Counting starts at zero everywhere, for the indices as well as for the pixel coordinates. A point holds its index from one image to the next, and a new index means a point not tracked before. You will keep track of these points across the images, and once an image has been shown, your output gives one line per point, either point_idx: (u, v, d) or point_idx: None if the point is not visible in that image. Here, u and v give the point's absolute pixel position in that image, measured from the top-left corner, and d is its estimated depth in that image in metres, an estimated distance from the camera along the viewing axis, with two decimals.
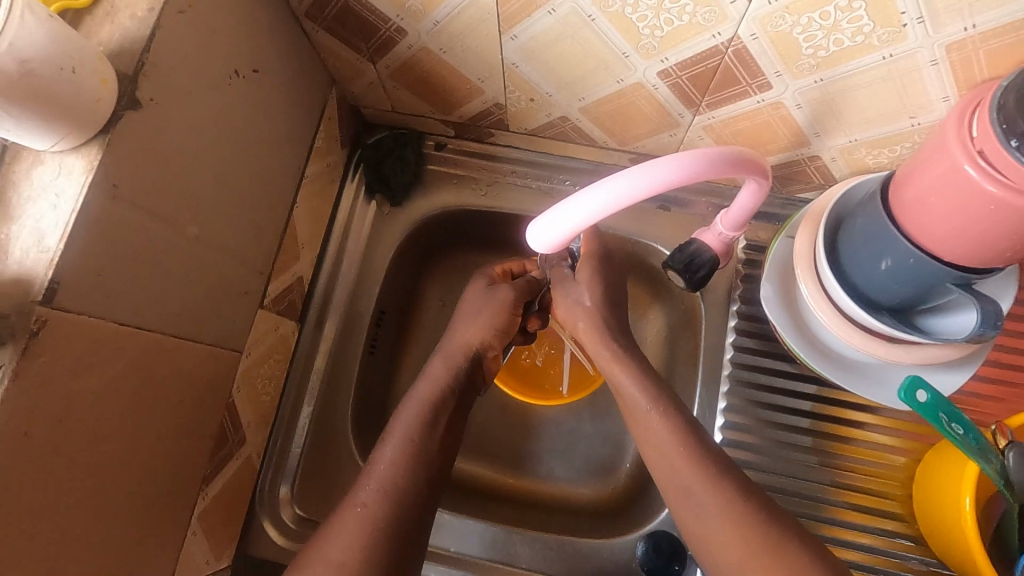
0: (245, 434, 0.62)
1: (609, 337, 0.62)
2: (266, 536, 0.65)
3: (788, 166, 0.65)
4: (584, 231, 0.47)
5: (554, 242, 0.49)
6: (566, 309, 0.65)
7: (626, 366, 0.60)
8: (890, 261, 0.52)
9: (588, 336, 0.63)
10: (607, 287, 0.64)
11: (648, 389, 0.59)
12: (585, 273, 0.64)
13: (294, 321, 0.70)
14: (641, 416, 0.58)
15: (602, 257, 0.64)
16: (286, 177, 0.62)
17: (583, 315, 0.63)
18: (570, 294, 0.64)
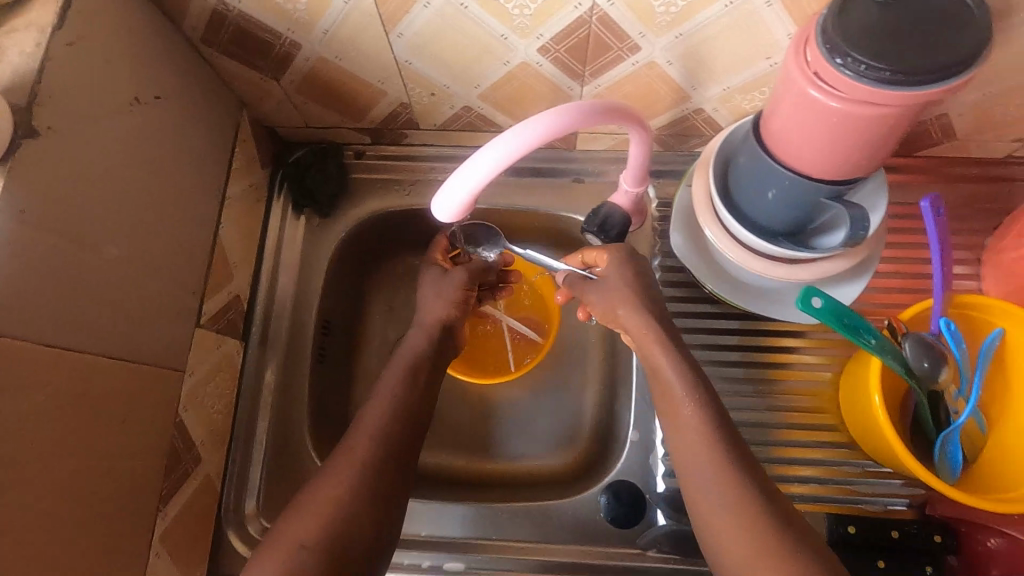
0: (199, 454, 0.63)
1: (650, 314, 0.59)
2: (235, 551, 0.66)
3: (679, 122, 0.70)
4: (484, 193, 0.50)
5: (458, 207, 0.50)
6: (600, 301, 0.62)
7: (664, 343, 0.57)
8: (775, 190, 0.58)
9: (632, 323, 0.59)
10: (641, 273, 0.62)
11: (676, 376, 0.56)
12: (610, 266, 0.62)
13: (237, 339, 0.71)
14: (677, 399, 0.56)
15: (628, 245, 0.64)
16: (206, 197, 0.64)
17: (619, 302, 0.60)
18: (597, 290, 0.63)
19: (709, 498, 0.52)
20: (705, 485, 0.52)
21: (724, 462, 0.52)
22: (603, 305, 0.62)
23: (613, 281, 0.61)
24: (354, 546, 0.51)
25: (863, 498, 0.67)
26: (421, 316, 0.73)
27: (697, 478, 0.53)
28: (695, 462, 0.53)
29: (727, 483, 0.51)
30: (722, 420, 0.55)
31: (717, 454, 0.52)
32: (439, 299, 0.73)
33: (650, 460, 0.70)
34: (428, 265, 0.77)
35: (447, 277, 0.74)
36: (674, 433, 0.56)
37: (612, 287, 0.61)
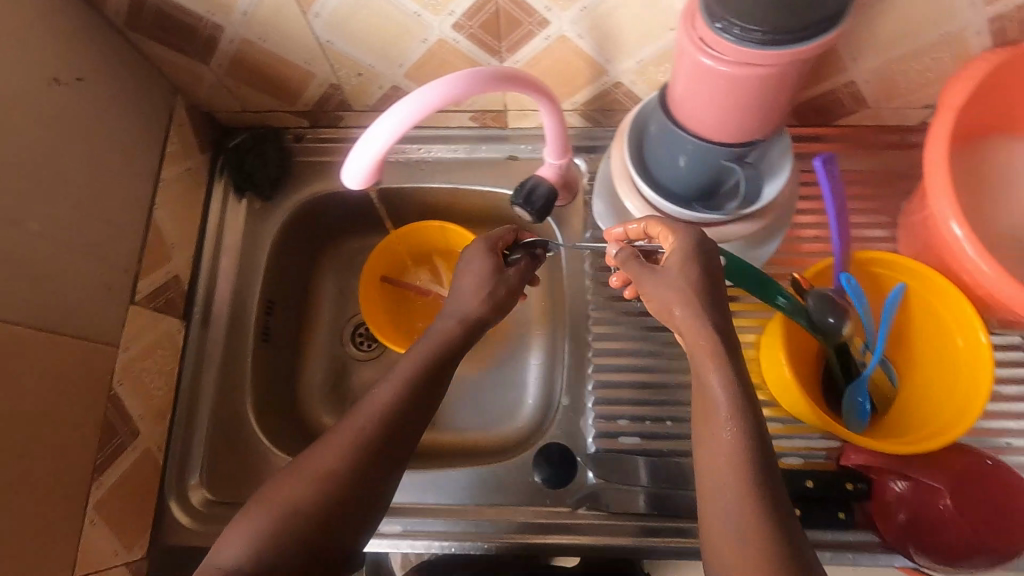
0: (137, 428, 0.65)
1: (711, 324, 0.49)
2: (177, 522, 0.68)
3: (601, 97, 0.73)
4: (388, 156, 0.51)
5: (365, 175, 0.52)
6: (652, 295, 0.52)
7: (720, 358, 0.48)
8: (685, 157, 0.61)
9: (688, 329, 0.50)
10: (711, 278, 0.51)
11: (722, 400, 0.47)
12: (674, 257, 0.52)
13: (178, 319, 0.72)
14: (717, 423, 0.47)
15: (700, 245, 0.52)
16: (139, 179, 0.66)
17: (676, 299, 0.50)
18: (655, 280, 0.52)
19: (727, 541, 0.45)
20: (727, 526, 0.45)
21: (755, 503, 0.45)
22: (656, 300, 0.52)
23: (670, 275, 0.51)
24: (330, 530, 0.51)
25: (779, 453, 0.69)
26: (452, 302, 0.65)
27: (719, 514, 0.46)
28: (718, 496, 0.46)
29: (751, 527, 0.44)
30: (766, 447, 0.46)
31: (750, 484, 0.45)
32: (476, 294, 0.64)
33: (581, 421, 0.73)
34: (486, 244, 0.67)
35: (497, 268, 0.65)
36: (705, 453, 0.48)
37: (669, 284, 0.51)
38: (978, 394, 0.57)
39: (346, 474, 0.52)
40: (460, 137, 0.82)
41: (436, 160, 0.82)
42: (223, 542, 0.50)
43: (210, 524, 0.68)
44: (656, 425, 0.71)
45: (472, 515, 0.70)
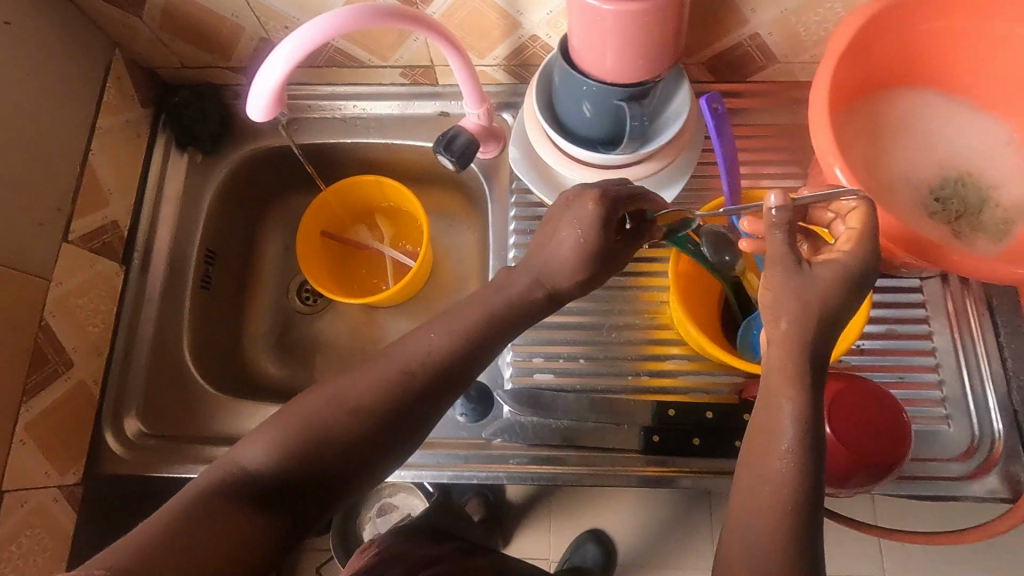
0: (71, 359, 0.68)
1: (807, 357, 0.49)
2: (109, 450, 0.72)
3: (520, 51, 0.76)
4: (286, 88, 0.55)
5: (266, 104, 0.55)
6: (772, 298, 0.50)
7: (799, 391, 0.48)
8: (586, 100, 0.64)
9: (782, 344, 0.49)
10: (839, 304, 0.49)
11: (794, 423, 0.48)
12: (823, 274, 0.49)
13: (116, 262, 0.76)
14: (780, 440, 0.48)
15: (846, 274, 0.50)
16: (72, 126, 0.70)
17: (789, 314, 0.49)
18: (784, 280, 0.49)
19: (753, 529, 0.48)
20: (757, 521, 0.48)
21: (795, 509, 0.47)
22: (773, 303, 0.50)
23: (792, 289, 0.49)
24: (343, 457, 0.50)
25: (686, 387, 0.73)
26: (546, 255, 0.60)
27: (752, 508, 0.49)
28: (756, 495, 0.49)
29: (774, 525, 0.47)
30: (819, 467, 0.48)
31: (786, 498, 0.47)
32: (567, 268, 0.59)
33: (499, 359, 0.76)
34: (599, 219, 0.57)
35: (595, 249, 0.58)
36: (754, 459, 0.50)
37: (801, 291, 0.49)
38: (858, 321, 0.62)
39: (379, 416, 0.51)
40: (395, 94, 0.85)
41: (371, 117, 0.86)
42: (247, 440, 0.50)
43: (140, 452, 0.72)
44: (569, 362, 0.74)
45: None
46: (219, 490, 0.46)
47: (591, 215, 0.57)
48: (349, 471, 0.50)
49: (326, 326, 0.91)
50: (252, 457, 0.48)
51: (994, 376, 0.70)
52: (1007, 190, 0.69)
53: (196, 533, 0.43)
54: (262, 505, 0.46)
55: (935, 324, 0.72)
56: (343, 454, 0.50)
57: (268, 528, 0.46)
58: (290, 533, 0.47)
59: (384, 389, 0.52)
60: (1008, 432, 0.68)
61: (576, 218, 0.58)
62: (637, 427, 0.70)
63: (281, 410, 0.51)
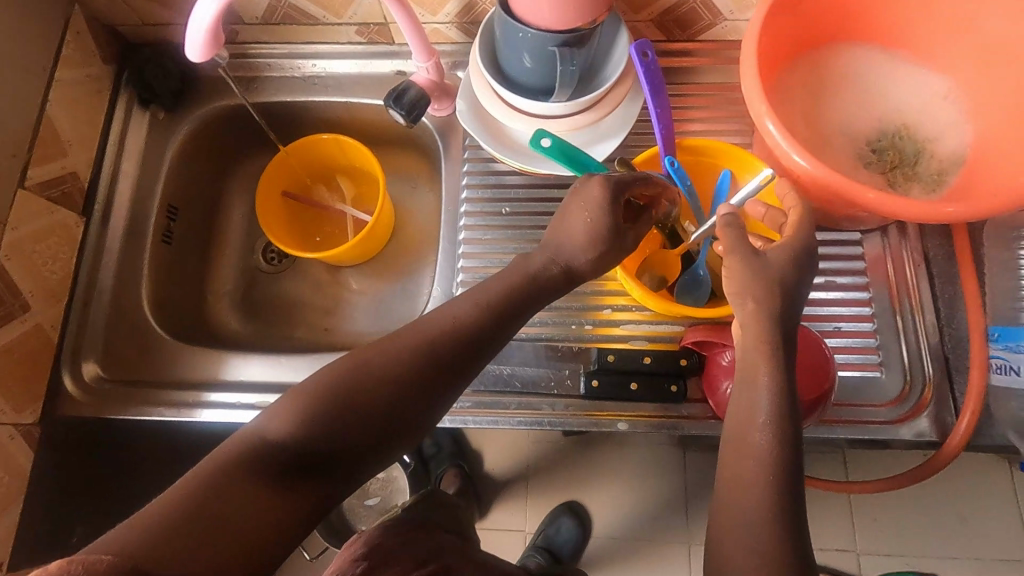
0: (28, 303, 0.71)
1: (779, 330, 0.51)
2: (66, 392, 0.74)
3: (469, 7, 0.77)
4: (220, 28, 0.56)
5: (202, 44, 0.57)
6: (734, 283, 0.53)
7: (776, 368, 0.50)
8: (524, 49, 0.65)
9: (751, 321, 0.51)
10: (797, 283, 0.52)
11: (771, 397, 0.50)
12: (779, 257, 0.53)
13: (76, 213, 0.78)
14: (758, 416, 0.50)
15: (795, 256, 0.53)
16: (28, 77, 0.72)
17: (754, 296, 0.51)
18: (739, 266, 0.52)
19: (739, 507, 0.49)
20: (744, 500, 0.48)
21: (781, 481, 0.48)
22: (734, 285, 0.53)
23: (758, 269, 0.52)
24: (357, 433, 0.51)
25: (630, 335, 0.74)
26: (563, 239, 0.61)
27: (740, 481, 0.49)
28: (742, 471, 0.49)
29: (759, 500, 0.48)
30: (798, 440, 0.50)
31: (771, 472, 0.48)
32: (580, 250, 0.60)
33: None
34: (613, 200, 0.58)
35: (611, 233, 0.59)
36: (735, 437, 0.51)
37: (757, 274, 0.52)
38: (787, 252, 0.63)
39: (385, 393, 0.52)
40: (352, 53, 0.86)
41: (329, 77, 0.87)
42: (268, 414, 0.52)
43: (96, 396, 0.74)
44: None
45: None
46: (250, 459, 0.48)
47: (603, 196, 0.58)
48: (370, 448, 0.51)
49: (289, 283, 0.93)
50: (275, 428, 0.50)
51: (929, 325, 0.71)
52: (943, 140, 0.70)
53: (225, 511, 0.44)
54: (279, 478, 0.48)
55: (873, 275, 0.74)
56: (364, 429, 0.51)
57: (286, 502, 0.47)
58: (314, 513, 0.49)
59: (405, 364, 0.53)
60: (940, 378, 0.70)
61: (587, 201, 0.59)
62: (579, 373, 0.72)
63: (294, 388, 0.53)
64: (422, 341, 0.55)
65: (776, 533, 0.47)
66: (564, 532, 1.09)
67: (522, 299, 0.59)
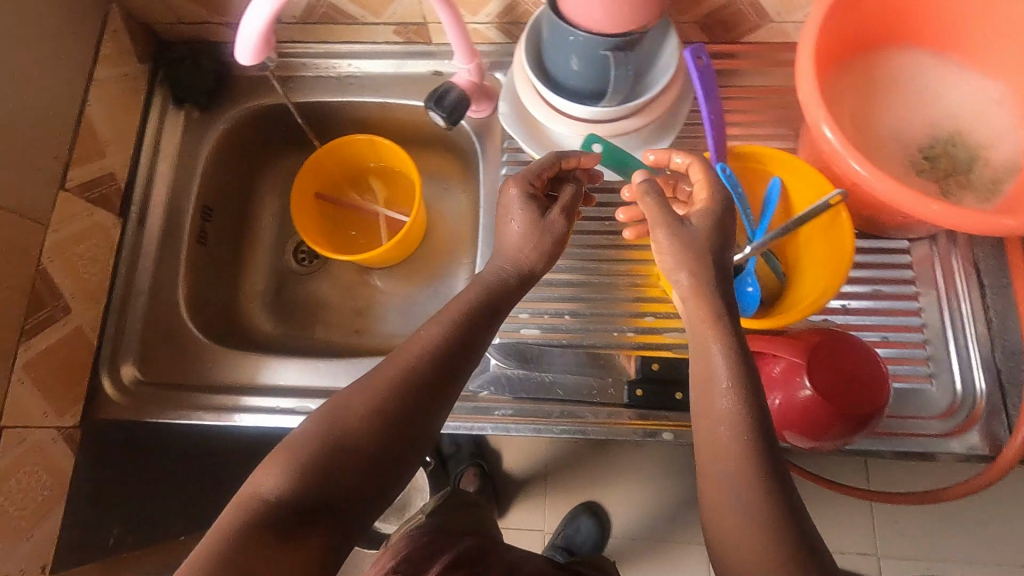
0: (69, 305, 0.70)
1: (720, 296, 0.54)
2: (106, 396, 0.74)
3: (511, 8, 0.76)
4: (272, 31, 0.55)
5: (253, 46, 0.56)
6: (670, 255, 0.56)
7: (722, 336, 0.52)
8: (572, 53, 0.64)
9: (693, 294, 0.54)
10: (720, 244, 0.57)
11: (726, 367, 0.50)
12: (699, 219, 0.57)
13: (113, 214, 0.77)
14: (716, 381, 0.51)
15: (719, 216, 0.58)
16: (67, 77, 0.71)
17: (687, 271, 0.55)
18: (671, 237, 0.56)
19: (728, 500, 0.48)
20: (731, 488, 0.48)
21: (766, 463, 0.48)
22: (670, 259, 0.56)
23: (688, 236, 0.55)
24: (350, 469, 0.50)
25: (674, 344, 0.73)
26: (501, 246, 0.62)
27: (718, 472, 0.49)
28: (718, 462, 0.49)
29: (748, 491, 0.47)
30: (763, 416, 0.49)
31: (747, 453, 0.48)
32: (526, 246, 0.60)
33: None
34: (524, 186, 0.62)
35: (540, 219, 0.61)
36: (702, 408, 0.51)
37: (684, 239, 0.56)
38: (843, 271, 0.61)
39: (371, 428, 0.51)
40: (389, 53, 0.85)
41: (364, 77, 0.86)
42: (259, 472, 0.50)
43: (137, 400, 0.74)
44: (557, 318, 0.75)
45: None
46: (251, 521, 0.46)
47: (512, 187, 0.62)
48: (368, 489, 0.51)
49: (321, 285, 0.92)
50: (269, 483, 0.49)
51: (979, 338, 0.70)
52: (997, 148, 0.68)
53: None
54: (283, 529, 0.46)
55: (921, 286, 0.72)
56: (364, 470, 0.51)
57: (293, 553, 0.46)
58: (329, 559, 0.48)
59: (384, 402, 0.52)
60: (990, 392, 0.68)
61: (511, 203, 0.62)
62: (621, 382, 0.71)
63: (286, 440, 0.52)
64: (392, 376, 0.54)
65: (774, 523, 0.46)
66: (581, 531, 1.08)
67: (489, 298, 0.59)
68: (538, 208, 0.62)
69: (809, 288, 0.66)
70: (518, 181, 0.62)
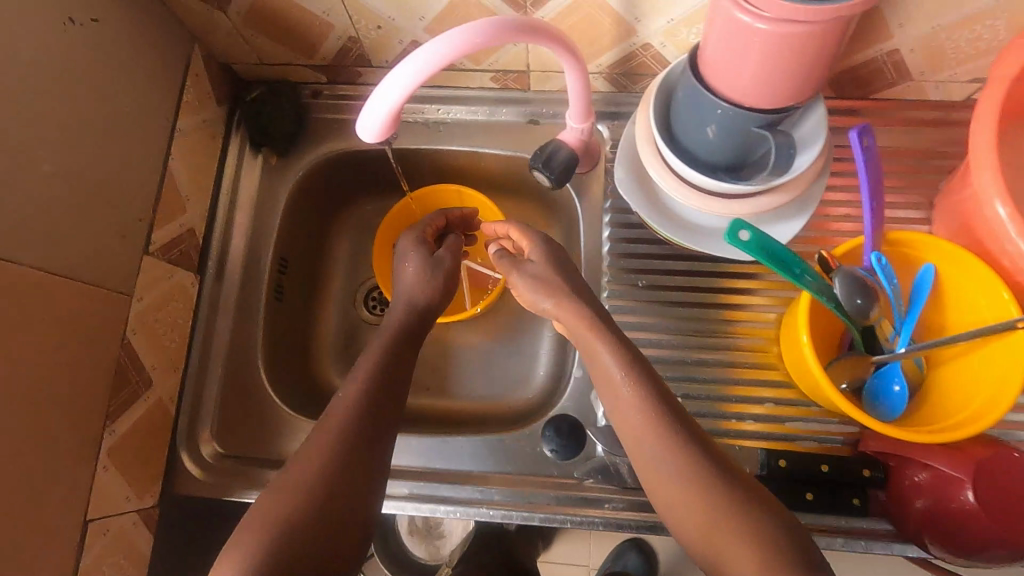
0: (151, 378, 0.66)
1: (581, 303, 0.59)
2: (185, 470, 0.69)
3: (628, 59, 0.70)
4: (403, 110, 0.50)
5: (381, 126, 0.50)
6: (529, 290, 0.62)
7: (598, 331, 0.57)
8: (712, 123, 0.58)
9: (559, 312, 0.59)
10: (563, 262, 0.64)
11: (614, 362, 0.56)
12: (537, 255, 0.64)
13: (192, 272, 0.73)
14: (617, 385, 0.55)
15: (548, 246, 0.65)
16: (153, 130, 0.65)
17: (548, 297, 0.60)
18: (523, 273, 0.63)
19: (686, 497, 0.50)
20: (669, 470, 0.51)
21: (691, 449, 0.51)
22: (530, 293, 0.62)
23: (541, 270, 0.62)
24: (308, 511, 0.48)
25: (796, 437, 0.68)
26: (399, 290, 0.68)
27: (658, 467, 0.52)
28: (649, 454, 0.53)
29: (698, 486, 0.50)
30: (663, 392, 0.55)
31: (679, 448, 0.51)
32: (420, 287, 0.67)
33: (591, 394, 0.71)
34: (416, 237, 0.71)
35: (433, 260, 0.69)
36: (611, 405, 0.56)
37: (546, 277, 0.61)
38: (1001, 409, 0.54)
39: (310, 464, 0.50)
40: (482, 98, 0.79)
41: (452, 122, 0.80)
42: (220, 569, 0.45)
43: (217, 478, 0.69)
44: None
45: (472, 478, 0.68)
46: None
47: (405, 240, 0.72)
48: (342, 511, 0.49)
49: None
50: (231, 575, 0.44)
51: None
52: None
53: None
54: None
55: None
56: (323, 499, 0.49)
57: None
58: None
59: (326, 452, 0.51)
60: None
61: (404, 252, 0.70)
62: None
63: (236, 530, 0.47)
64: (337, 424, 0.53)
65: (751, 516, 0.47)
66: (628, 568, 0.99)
67: (411, 325, 0.64)
68: (429, 254, 0.70)
69: (955, 408, 0.59)
70: (411, 234, 0.72)
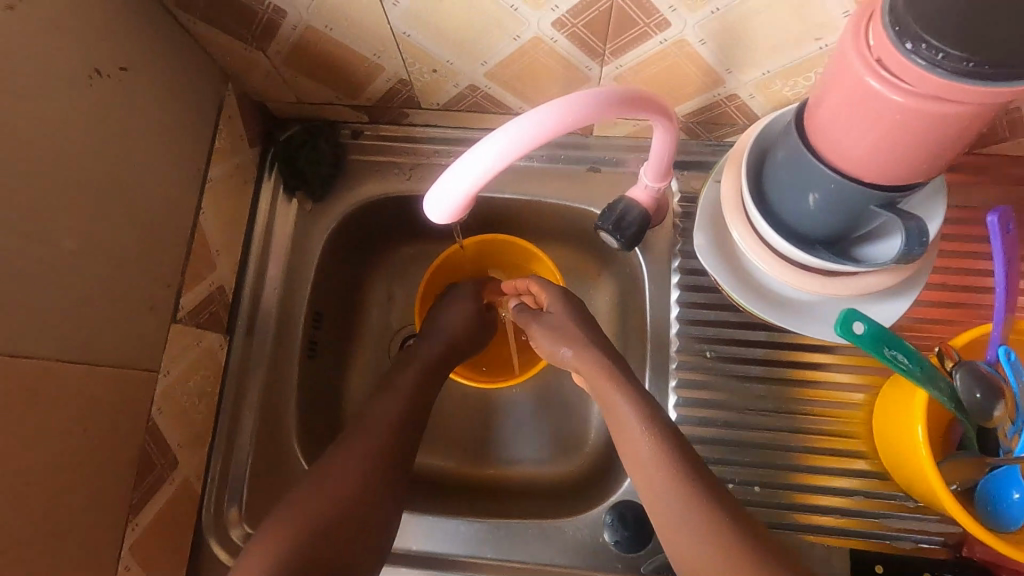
0: (175, 457, 0.60)
1: (601, 353, 0.59)
2: (211, 553, 0.63)
3: (709, 108, 0.63)
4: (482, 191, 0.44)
5: (454, 207, 0.44)
6: (549, 341, 0.63)
7: (615, 379, 0.56)
8: (817, 196, 0.46)
9: (578, 363, 0.60)
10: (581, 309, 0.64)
11: (631, 409, 0.54)
12: (554, 303, 0.65)
13: (220, 333, 0.66)
14: (630, 431, 0.54)
15: (568, 296, 0.65)
16: (183, 183, 0.59)
17: (569, 350, 0.61)
18: (541, 324, 0.64)
19: (693, 544, 0.48)
20: (673, 515, 0.49)
21: (703, 497, 0.49)
22: (549, 343, 0.63)
23: (557, 319, 0.63)
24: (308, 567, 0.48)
25: (886, 534, 0.62)
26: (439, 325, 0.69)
27: (664, 514, 0.50)
28: (660, 504, 0.51)
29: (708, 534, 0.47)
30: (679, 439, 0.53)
31: (692, 498, 0.49)
32: (457, 328, 0.69)
33: None
34: (471, 291, 0.73)
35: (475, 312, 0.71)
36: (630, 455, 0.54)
37: (562, 321, 0.63)
38: None
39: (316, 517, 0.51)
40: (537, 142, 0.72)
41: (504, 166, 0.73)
42: None
43: None
44: (739, 490, 0.64)
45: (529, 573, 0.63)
46: None
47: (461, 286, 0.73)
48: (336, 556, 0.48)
49: None
50: None
51: None
52: None
53: None
54: None
55: None
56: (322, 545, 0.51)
57: None
58: None
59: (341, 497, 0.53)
60: None
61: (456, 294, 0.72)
62: None
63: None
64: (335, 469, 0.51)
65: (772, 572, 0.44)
66: None
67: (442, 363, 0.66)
68: (474, 305, 0.71)
69: None
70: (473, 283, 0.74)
